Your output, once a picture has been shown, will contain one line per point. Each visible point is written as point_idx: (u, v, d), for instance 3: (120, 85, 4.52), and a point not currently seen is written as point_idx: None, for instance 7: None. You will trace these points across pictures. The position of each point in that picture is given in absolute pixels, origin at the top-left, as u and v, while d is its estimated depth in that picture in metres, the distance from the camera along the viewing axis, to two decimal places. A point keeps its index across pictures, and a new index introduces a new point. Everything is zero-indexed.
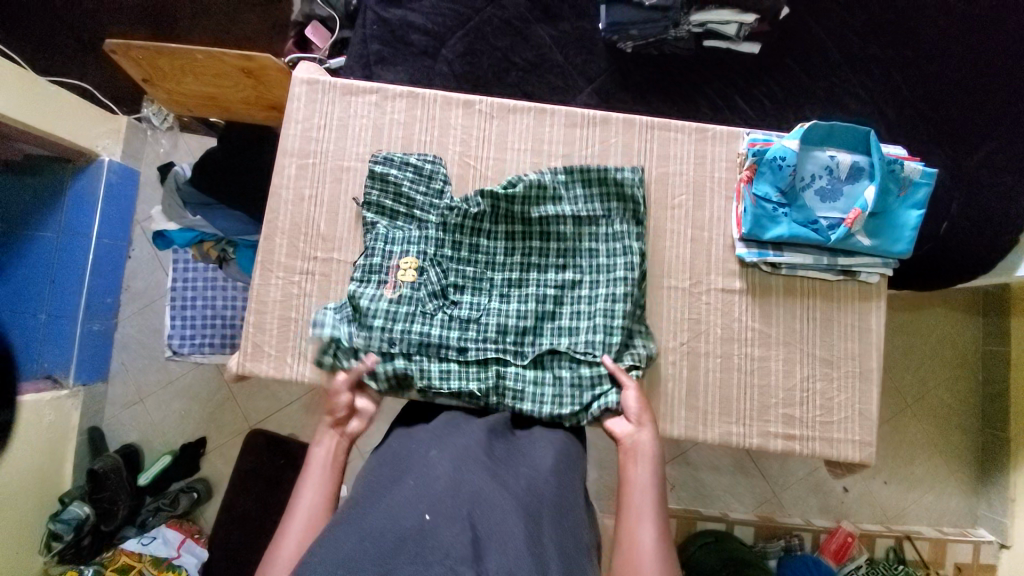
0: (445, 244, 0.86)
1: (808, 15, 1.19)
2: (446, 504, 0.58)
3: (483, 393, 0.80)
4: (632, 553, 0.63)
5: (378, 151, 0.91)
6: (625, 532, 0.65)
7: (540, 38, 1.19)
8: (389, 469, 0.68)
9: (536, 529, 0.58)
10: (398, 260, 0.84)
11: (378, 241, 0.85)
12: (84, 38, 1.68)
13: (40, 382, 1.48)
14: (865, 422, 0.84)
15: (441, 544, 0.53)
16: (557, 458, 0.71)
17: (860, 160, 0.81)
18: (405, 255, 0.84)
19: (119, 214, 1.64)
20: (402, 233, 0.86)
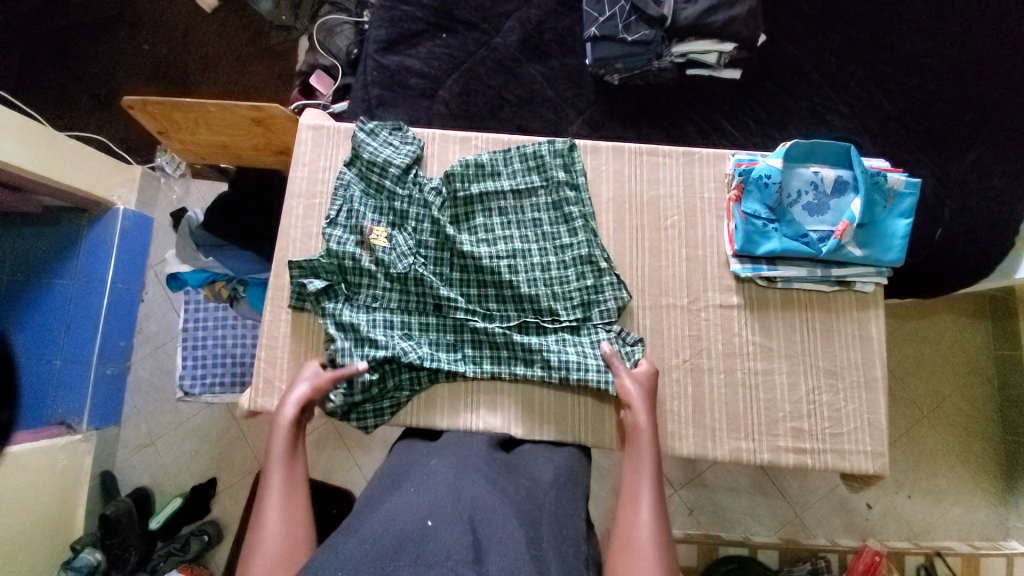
0: (419, 306, 0.88)
1: (786, 41, 1.25)
2: (445, 510, 0.63)
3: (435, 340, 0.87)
4: (630, 526, 0.62)
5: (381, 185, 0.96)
6: (623, 515, 0.64)
7: (531, 76, 1.26)
8: (390, 482, 0.74)
9: (535, 534, 0.64)
10: (369, 296, 0.88)
11: (360, 283, 0.87)
12: (104, 97, 1.79)
13: (54, 428, 1.52)
14: (874, 432, 0.83)
15: (443, 546, 0.57)
16: (555, 473, 0.78)
17: (843, 174, 0.84)
18: (379, 298, 0.88)
19: (133, 258, 1.70)
20: (378, 294, 0.88)
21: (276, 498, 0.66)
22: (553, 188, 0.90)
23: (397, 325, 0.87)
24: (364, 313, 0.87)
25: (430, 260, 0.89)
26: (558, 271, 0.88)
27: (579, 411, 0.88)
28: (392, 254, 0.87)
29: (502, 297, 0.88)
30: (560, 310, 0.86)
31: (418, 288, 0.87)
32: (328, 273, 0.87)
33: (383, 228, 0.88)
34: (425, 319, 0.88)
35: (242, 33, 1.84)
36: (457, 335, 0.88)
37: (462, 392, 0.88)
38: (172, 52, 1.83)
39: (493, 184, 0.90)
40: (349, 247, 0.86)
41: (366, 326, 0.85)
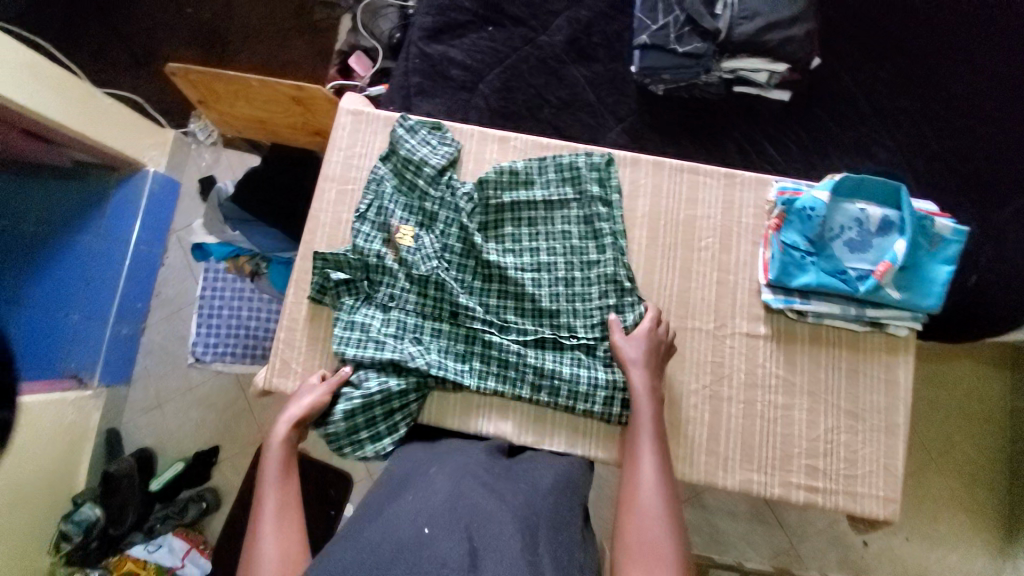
0: (436, 309, 0.87)
1: (838, 66, 1.22)
2: (443, 519, 0.62)
3: (449, 346, 0.87)
4: (636, 486, 0.70)
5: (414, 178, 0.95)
6: (629, 473, 0.72)
7: (574, 78, 1.24)
8: (391, 486, 0.74)
9: (531, 541, 0.63)
10: (389, 294, 0.87)
11: (382, 279, 0.88)
12: (141, 56, 1.79)
13: (66, 381, 1.53)
14: (890, 478, 0.81)
15: (438, 554, 0.57)
16: (555, 480, 0.78)
17: (890, 214, 0.81)
18: (399, 297, 0.87)
19: (157, 222, 1.71)
20: (398, 292, 0.87)
21: (271, 521, 0.69)
22: (585, 203, 0.89)
23: (413, 326, 0.87)
24: (381, 312, 0.87)
25: (455, 264, 0.88)
26: (582, 289, 0.87)
27: (592, 425, 0.87)
28: (416, 254, 0.87)
29: (522, 310, 0.87)
30: (578, 329, 0.85)
31: (438, 292, 0.87)
32: (351, 270, 0.88)
33: (410, 227, 0.88)
34: (442, 324, 0.87)
35: (284, 4, 1.82)
36: (471, 345, 0.87)
37: (474, 402, 0.88)
38: (213, 18, 1.82)
39: (527, 194, 0.90)
40: (374, 246, 0.87)
41: (381, 327, 0.86)
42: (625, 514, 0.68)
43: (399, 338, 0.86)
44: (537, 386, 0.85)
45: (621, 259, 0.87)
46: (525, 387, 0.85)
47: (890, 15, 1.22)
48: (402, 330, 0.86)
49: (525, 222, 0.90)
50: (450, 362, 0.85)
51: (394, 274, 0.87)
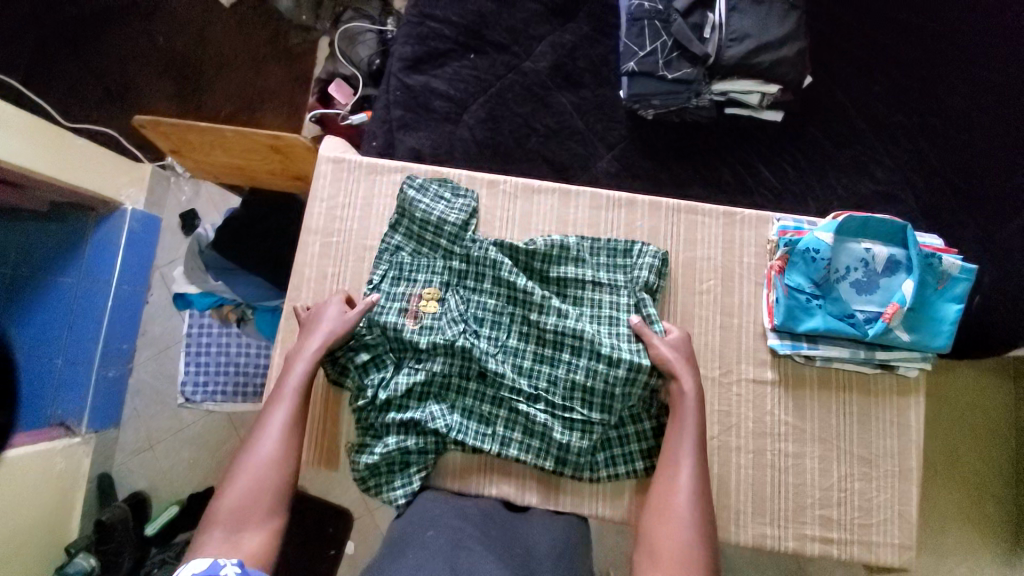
0: (460, 373, 0.83)
1: (830, 83, 1.19)
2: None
3: (471, 413, 0.82)
4: (672, 491, 0.70)
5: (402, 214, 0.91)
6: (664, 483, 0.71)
7: (561, 105, 1.20)
8: (388, 553, 0.69)
9: None
10: (410, 366, 0.82)
11: (405, 344, 0.83)
12: (116, 89, 1.73)
13: (52, 431, 1.45)
14: (906, 525, 0.79)
15: None
16: (551, 547, 0.73)
17: (896, 253, 0.79)
18: (420, 366, 0.82)
19: (139, 260, 1.66)
20: (419, 362, 0.83)
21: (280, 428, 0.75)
22: (633, 289, 0.83)
23: (434, 390, 0.82)
24: (402, 377, 0.81)
25: (484, 330, 0.84)
26: (627, 371, 0.78)
27: (597, 485, 0.83)
28: (440, 319, 0.83)
29: (555, 379, 0.82)
30: (613, 400, 0.80)
31: (463, 358, 0.82)
32: (373, 339, 0.84)
33: (434, 291, 0.85)
34: (468, 393, 0.83)
35: (260, 29, 1.77)
36: (497, 412, 0.83)
37: (476, 464, 0.84)
38: (187, 46, 1.77)
39: (566, 264, 0.86)
40: (393, 314, 0.83)
41: (403, 397, 0.81)
42: (658, 516, 0.68)
43: (421, 404, 0.81)
44: (563, 455, 0.81)
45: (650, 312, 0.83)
46: (547, 459, 0.81)
47: (880, 29, 1.20)
48: (422, 397, 0.82)
49: (565, 291, 0.86)
50: (473, 430, 0.81)
51: (414, 340, 0.82)
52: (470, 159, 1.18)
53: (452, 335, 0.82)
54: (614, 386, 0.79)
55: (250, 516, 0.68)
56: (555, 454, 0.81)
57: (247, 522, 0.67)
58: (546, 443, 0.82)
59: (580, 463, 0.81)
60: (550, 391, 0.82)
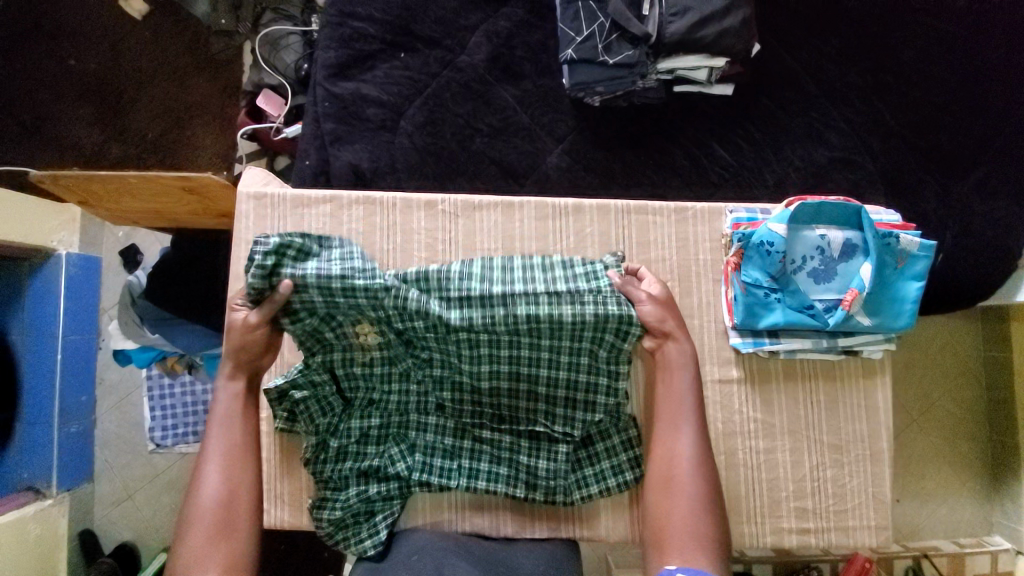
0: (417, 407, 0.80)
1: (781, 48, 1.13)
2: None
3: (432, 449, 0.79)
4: (672, 459, 0.72)
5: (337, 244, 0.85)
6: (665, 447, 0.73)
7: (503, 100, 1.13)
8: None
9: None
10: (362, 406, 0.80)
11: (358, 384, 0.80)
12: (31, 123, 1.60)
13: (21, 497, 1.39)
14: (879, 506, 0.79)
15: None
16: (534, 565, 0.76)
17: (852, 236, 0.76)
18: (374, 405, 0.80)
19: (84, 306, 1.54)
20: (372, 400, 0.80)
21: (218, 463, 0.73)
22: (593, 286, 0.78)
23: (391, 431, 0.79)
24: (359, 421, 0.79)
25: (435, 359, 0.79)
26: (588, 381, 0.77)
27: (573, 507, 0.82)
28: (389, 351, 0.78)
29: (519, 403, 0.79)
30: (578, 414, 0.78)
31: (418, 391, 0.80)
32: (320, 382, 0.78)
33: (369, 325, 0.76)
34: (427, 425, 0.80)
35: (178, 39, 1.63)
36: (460, 443, 0.80)
37: (445, 503, 0.82)
38: (99, 65, 1.63)
39: (511, 287, 0.75)
40: (338, 354, 0.78)
41: (359, 441, 0.79)
42: (660, 489, 0.71)
43: (381, 448, 0.79)
44: (534, 480, 0.79)
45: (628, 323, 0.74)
46: (519, 484, 0.79)
47: None
48: (379, 438, 0.79)
49: None
50: (437, 465, 0.79)
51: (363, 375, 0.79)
52: (412, 168, 1.11)
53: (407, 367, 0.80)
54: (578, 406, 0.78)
55: (208, 557, 0.69)
56: (524, 480, 0.79)
57: (210, 558, 0.69)
58: (515, 469, 0.79)
59: (553, 485, 0.78)
60: (514, 415, 0.80)
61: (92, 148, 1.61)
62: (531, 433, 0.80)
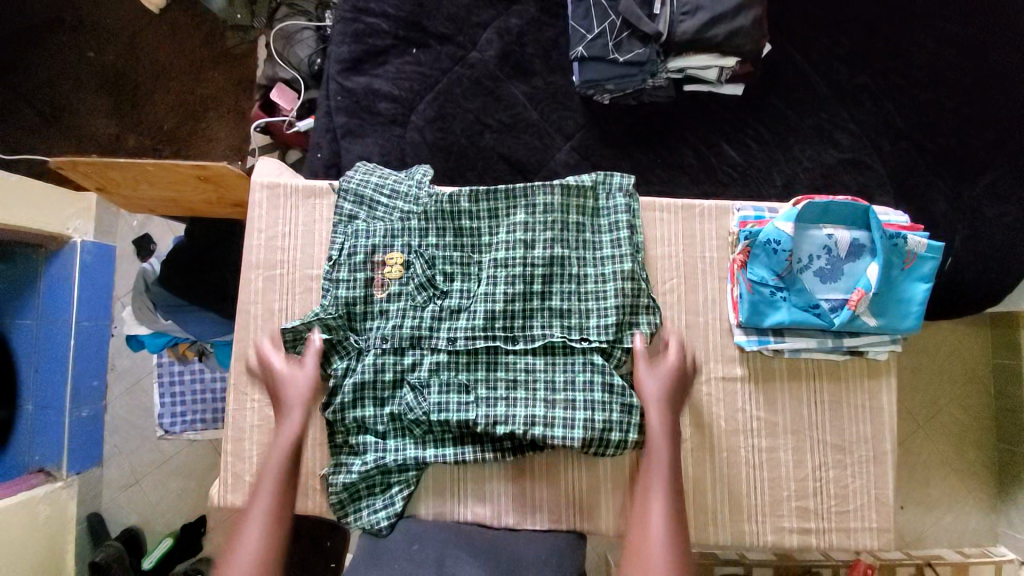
0: (433, 334, 0.83)
1: (791, 50, 1.13)
2: None
3: (449, 382, 0.82)
4: (647, 539, 0.68)
5: (344, 235, 0.85)
6: (638, 524, 0.69)
7: (512, 96, 1.13)
8: (370, 564, 0.75)
9: None
10: (376, 344, 0.82)
11: (381, 320, 0.83)
12: (50, 113, 1.63)
13: (32, 479, 1.42)
14: (882, 508, 0.79)
15: None
16: (536, 556, 0.77)
17: (860, 236, 0.76)
18: (389, 337, 0.82)
19: (97, 294, 1.57)
20: (388, 333, 0.82)
21: (258, 522, 0.71)
22: (595, 210, 0.86)
23: (407, 368, 0.82)
24: (371, 361, 0.81)
25: (454, 284, 0.85)
26: (595, 286, 0.83)
27: (578, 491, 0.83)
28: (408, 284, 0.84)
29: (529, 321, 0.83)
30: (591, 333, 0.81)
31: (432, 323, 0.83)
32: (336, 324, 0.82)
33: (397, 257, 0.84)
34: (442, 353, 0.83)
35: (194, 33, 1.66)
36: (478, 374, 0.83)
37: (448, 479, 0.84)
38: (119, 58, 1.66)
39: (517, 200, 0.86)
40: (360, 286, 0.83)
41: (376, 381, 0.81)
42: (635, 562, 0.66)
43: (398, 383, 0.82)
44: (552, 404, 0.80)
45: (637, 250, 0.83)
46: (538, 411, 0.80)
47: None
48: (397, 369, 0.82)
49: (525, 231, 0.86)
50: (454, 397, 0.81)
51: (382, 310, 0.83)
52: (422, 163, 1.12)
53: (426, 299, 0.84)
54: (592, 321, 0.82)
55: None
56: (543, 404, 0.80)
57: None
58: (533, 395, 0.81)
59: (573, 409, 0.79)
60: (527, 328, 0.83)
61: (109, 139, 1.63)
62: (547, 365, 0.82)
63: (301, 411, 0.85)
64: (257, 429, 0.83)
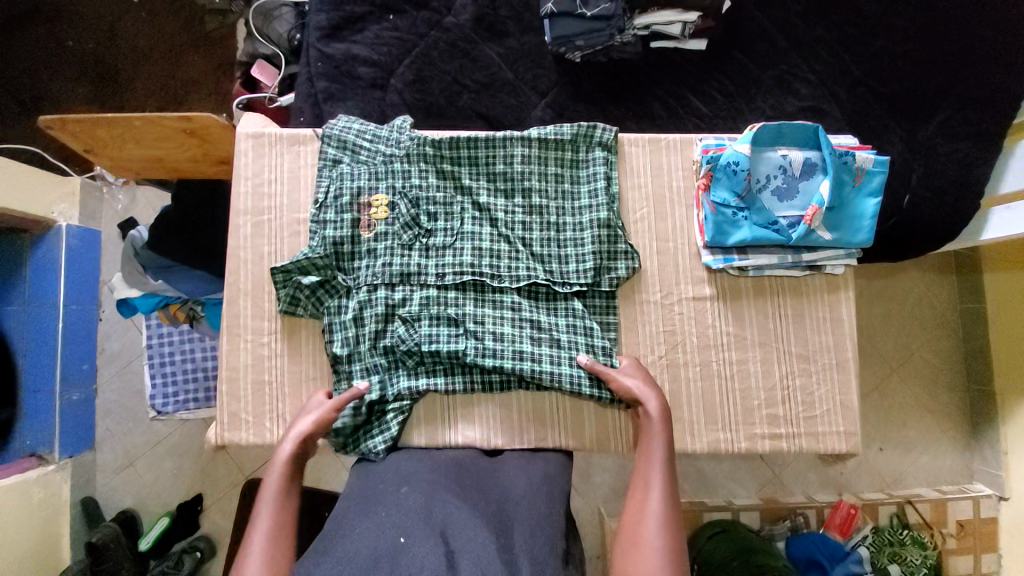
0: (421, 271, 0.87)
1: (750, 5, 1.19)
2: (417, 526, 0.65)
3: (439, 314, 0.86)
4: (642, 509, 0.69)
5: (326, 178, 0.90)
6: (635, 503, 0.70)
7: (488, 58, 1.18)
8: (358, 503, 0.74)
9: (506, 539, 0.65)
10: (365, 278, 0.86)
11: (368, 258, 0.87)
12: (28, 101, 1.64)
13: (24, 462, 1.44)
14: (848, 413, 0.84)
15: (415, 559, 0.60)
16: (528, 483, 0.79)
17: (812, 156, 0.82)
18: (376, 271, 0.86)
19: (84, 278, 1.58)
20: (377, 270, 0.86)
21: (263, 539, 0.68)
22: (574, 162, 0.91)
23: (397, 302, 0.86)
24: (362, 296, 0.86)
25: (440, 224, 0.90)
26: (573, 232, 0.89)
27: (562, 414, 0.90)
28: (393, 224, 0.88)
29: (514, 262, 0.88)
30: (572, 275, 0.87)
31: (419, 259, 0.88)
32: (323, 260, 0.86)
33: (382, 197, 0.88)
34: (430, 289, 0.87)
35: (173, 19, 1.68)
36: (466, 307, 0.87)
37: (441, 412, 0.89)
38: (98, 46, 1.67)
39: (497, 143, 0.90)
40: (348, 225, 0.87)
41: (368, 314, 0.86)
42: (627, 545, 0.66)
43: (389, 317, 0.86)
44: (538, 338, 0.86)
45: (613, 200, 0.89)
46: (525, 341, 0.85)
47: None
48: (389, 303, 0.86)
49: (506, 177, 0.91)
50: (445, 330, 0.86)
51: (369, 247, 0.87)
52: None
53: (411, 238, 0.88)
54: (573, 262, 0.88)
55: None
56: (530, 338, 0.86)
57: None
58: (519, 328, 0.86)
59: (559, 341, 0.86)
60: (513, 267, 0.88)
61: None
62: (532, 301, 0.88)
63: (294, 348, 0.89)
64: (252, 366, 0.88)
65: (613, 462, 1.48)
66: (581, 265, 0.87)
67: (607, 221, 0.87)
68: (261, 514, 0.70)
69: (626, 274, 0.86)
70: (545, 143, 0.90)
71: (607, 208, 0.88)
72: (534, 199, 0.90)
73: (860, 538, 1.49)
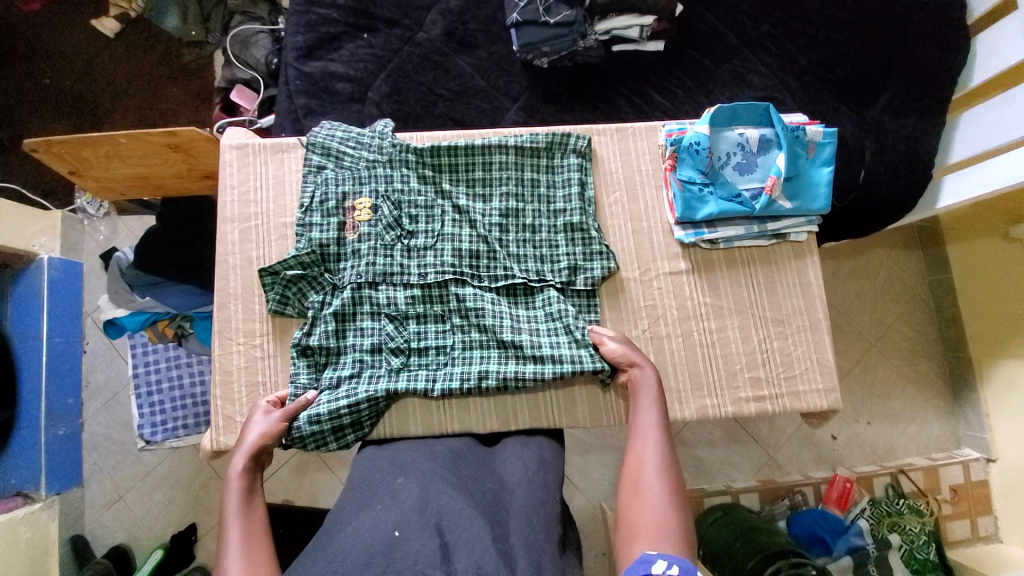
0: (404, 271, 0.90)
1: (700, 8, 1.28)
2: (412, 520, 0.64)
3: (424, 312, 0.90)
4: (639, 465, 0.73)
5: (307, 184, 0.93)
6: (633, 459, 0.74)
7: (460, 68, 1.24)
8: (357, 498, 0.73)
9: (502, 533, 0.64)
10: (350, 278, 0.89)
11: (353, 258, 0.90)
12: (7, 139, 1.66)
13: (9, 501, 1.39)
14: (824, 370, 0.90)
15: (410, 553, 0.59)
16: (523, 469, 0.79)
17: (766, 132, 0.90)
18: (361, 272, 0.89)
19: (68, 310, 1.56)
20: (361, 270, 0.89)
21: (238, 542, 0.67)
22: (550, 168, 0.96)
23: (382, 301, 0.89)
24: (349, 293, 0.88)
25: (421, 226, 0.93)
26: (548, 234, 0.94)
27: (551, 402, 0.92)
28: (376, 226, 0.91)
29: (494, 262, 0.92)
30: (550, 274, 0.92)
31: (402, 259, 0.91)
32: (310, 261, 0.89)
33: (366, 201, 0.92)
34: (413, 287, 0.90)
35: (150, 52, 1.72)
36: (450, 304, 0.90)
37: (435, 403, 0.91)
38: (76, 82, 1.70)
39: (476, 148, 0.95)
40: (334, 228, 0.90)
41: (356, 314, 0.89)
42: (633, 503, 0.68)
43: (377, 316, 0.89)
44: (518, 330, 0.88)
45: (587, 205, 0.94)
46: (510, 336, 0.87)
47: None
48: (375, 299, 0.89)
49: (484, 182, 0.96)
50: (431, 327, 0.89)
51: (353, 249, 0.90)
52: None
53: (393, 239, 0.91)
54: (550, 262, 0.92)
55: None
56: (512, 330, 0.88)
57: None
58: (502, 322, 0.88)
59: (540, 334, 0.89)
60: (492, 264, 0.91)
61: None
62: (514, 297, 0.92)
63: (285, 349, 0.92)
64: (246, 368, 0.91)
65: (612, 454, 1.49)
66: (557, 264, 0.92)
67: (572, 225, 0.93)
68: (230, 524, 0.69)
69: (602, 275, 0.91)
70: (521, 150, 0.95)
71: (581, 210, 0.93)
72: (510, 203, 0.95)
73: (858, 512, 1.50)
